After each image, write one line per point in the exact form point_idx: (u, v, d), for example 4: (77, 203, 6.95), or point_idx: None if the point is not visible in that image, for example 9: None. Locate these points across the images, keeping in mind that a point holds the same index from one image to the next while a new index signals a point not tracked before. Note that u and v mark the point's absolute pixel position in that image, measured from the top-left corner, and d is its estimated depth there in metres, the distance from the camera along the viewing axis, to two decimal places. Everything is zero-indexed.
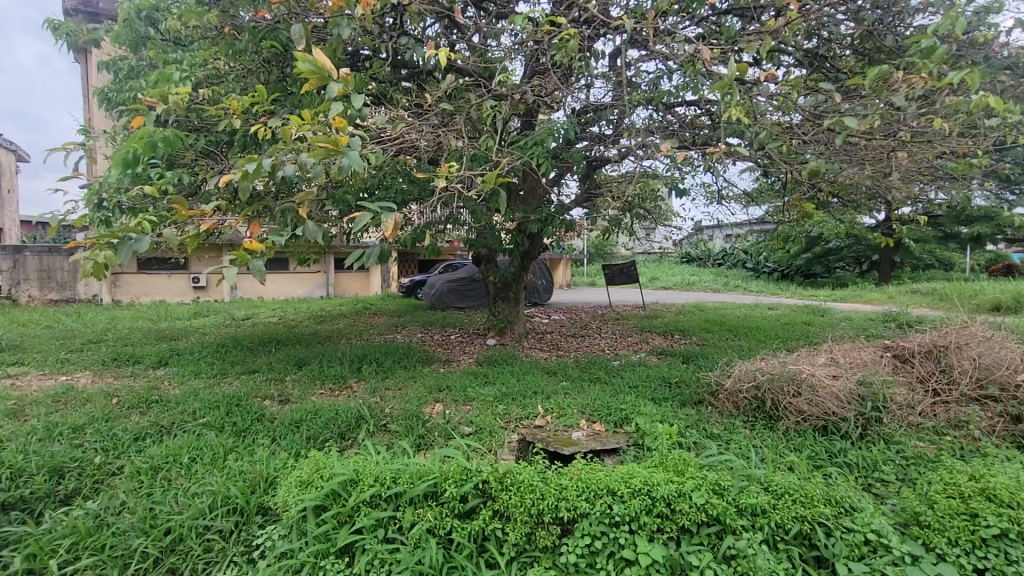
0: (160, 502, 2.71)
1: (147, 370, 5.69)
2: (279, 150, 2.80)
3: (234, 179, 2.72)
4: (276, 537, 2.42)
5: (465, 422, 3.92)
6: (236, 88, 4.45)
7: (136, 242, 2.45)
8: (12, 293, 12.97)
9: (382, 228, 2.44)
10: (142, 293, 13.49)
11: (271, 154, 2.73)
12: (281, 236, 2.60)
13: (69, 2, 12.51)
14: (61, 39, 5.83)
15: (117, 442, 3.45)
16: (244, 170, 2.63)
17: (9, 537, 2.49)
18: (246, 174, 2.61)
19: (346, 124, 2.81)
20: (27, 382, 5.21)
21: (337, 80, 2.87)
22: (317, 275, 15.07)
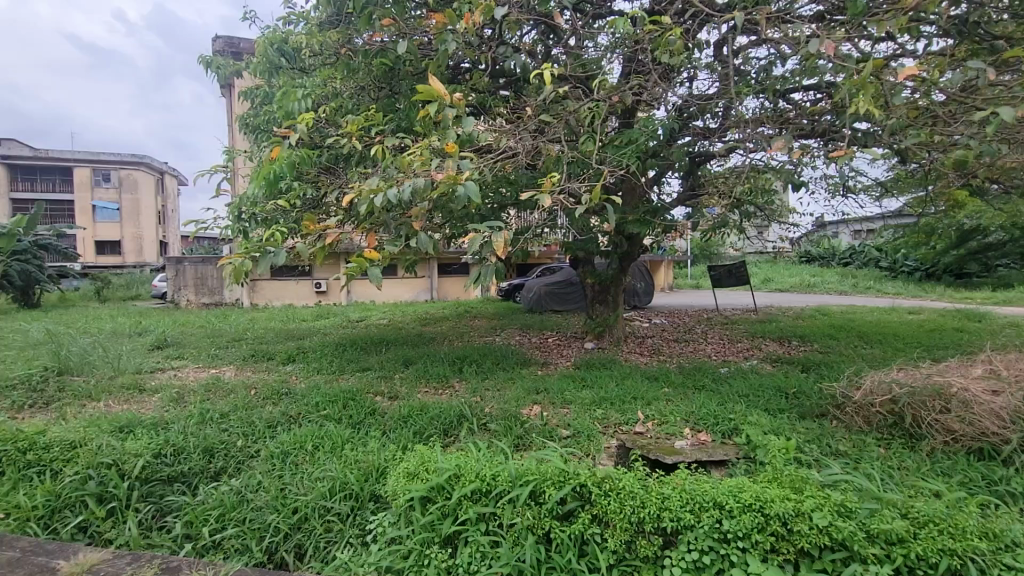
0: (289, 483, 3.01)
1: (279, 366, 6.38)
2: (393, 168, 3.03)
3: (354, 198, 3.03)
4: (387, 524, 2.57)
5: (564, 425, 3.90)
6: (352, 108, 4.84)
7: (276, 256, 2.82)
8: (175, 298, 15.20)
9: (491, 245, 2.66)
10: (275, 297, 15.15)
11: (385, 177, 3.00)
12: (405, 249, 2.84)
13: (217, 44, 14.41)
14: (212, 73, 6.73)
15: (255, 428, 3.91)
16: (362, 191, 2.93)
17: (174, 505, 2.94)
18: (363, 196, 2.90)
19: (457, 149, 2.97)
20: (187, 374, 6.07)
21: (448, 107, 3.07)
22: (422, 280, 15.95)
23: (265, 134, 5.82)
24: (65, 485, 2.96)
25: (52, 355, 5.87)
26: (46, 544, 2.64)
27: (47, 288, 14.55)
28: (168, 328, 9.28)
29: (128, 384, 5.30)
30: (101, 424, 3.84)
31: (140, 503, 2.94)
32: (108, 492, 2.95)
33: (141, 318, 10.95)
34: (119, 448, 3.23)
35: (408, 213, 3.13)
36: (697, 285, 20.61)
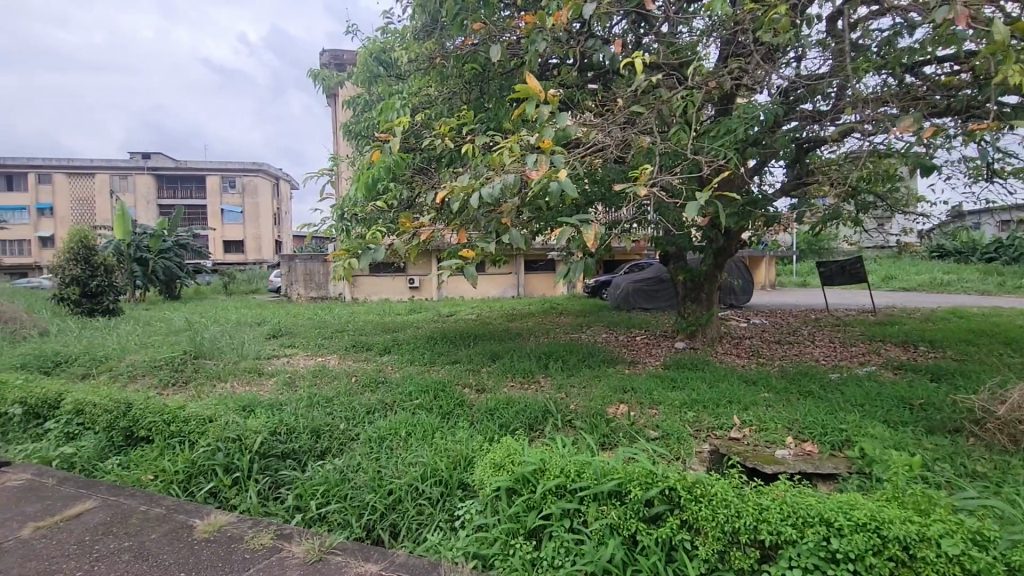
0: (385, 466, 3.20)
1: (376, 356, 6.81)
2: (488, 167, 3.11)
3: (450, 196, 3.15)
4: (474, 511, 2.66)
5: (652, 426, 3.79)
6: (444, 110, 5.03)
7: (376, 251, 3.02)
8: (287, 292, 16.68)
9: (585, 239, 2.64)
10: (373, 292, 16.14)
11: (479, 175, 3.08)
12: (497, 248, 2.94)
13: (325, 57, 15.59)
14: (320, 85, 7.30)
15: (355, 413, 4.21)
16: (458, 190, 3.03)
17: (287, 478, 3.25)
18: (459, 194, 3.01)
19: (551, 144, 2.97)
20: (297, 360, 6.67)
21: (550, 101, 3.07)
22: (509, 276, 16.21)
23: (365, 140, 6.22)
24: (200, 455, 3.37)
25: (189, 341, 6.72)
26: (186, 504, 3.03)
27: (185, 282, 16.63)
28: (282, 319, 10.25)
29: (250, 369, 5.94)
30: (228, 403, 4.34)
31: (259, 474, 3.27)
32: (233, 463, 3.32)
33: (260, 310, 12.18)
34: (242, 424, 3.63)
35: (500, 210, 3.20)
36: (802, 282, 19.04)
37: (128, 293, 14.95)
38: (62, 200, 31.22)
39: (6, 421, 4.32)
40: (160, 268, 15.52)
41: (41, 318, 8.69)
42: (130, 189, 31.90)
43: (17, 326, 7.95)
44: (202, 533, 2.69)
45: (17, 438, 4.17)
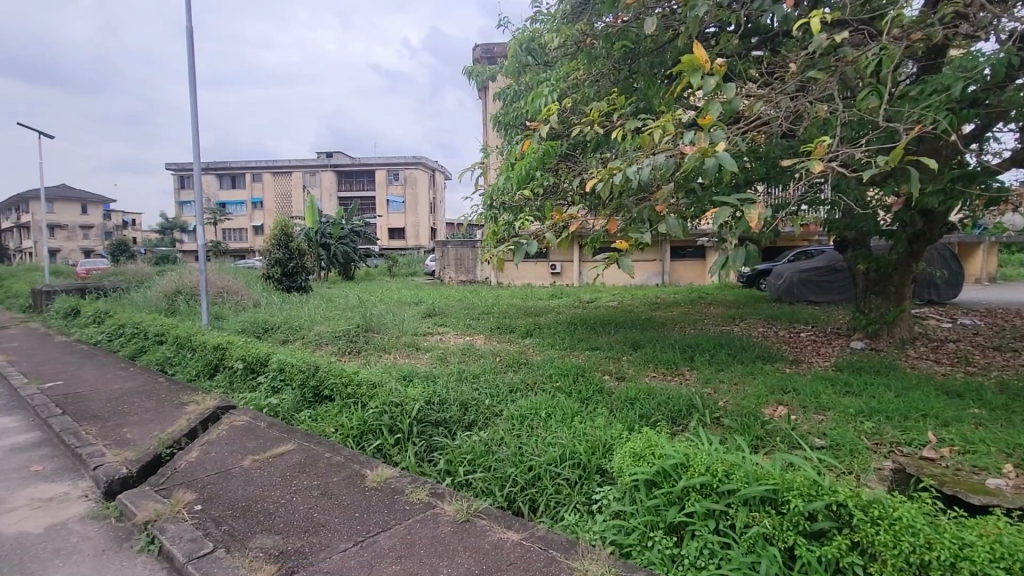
0: (526, 443, 3.33)
1: (519, 338, 7.09)
2: (641, 153, 3.01)
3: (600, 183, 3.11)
4: (612, 498, 2.64)
5: (818, 433, 3.38)
6: (593, 93, 4.98)
7: (529, 246, 3.08)
8: (440, 275, 18.09)
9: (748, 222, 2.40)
10: (517, 277, 16.75)
11: (630, 161, 2.99)
12: (645, 234, 2.84)
13: (477, 52, 16.40)
14: (473, 80, 7.67)
15: (499, 390, 4.45)
16: (608, 177, 2.98)
17: (439, 444, 3.55)
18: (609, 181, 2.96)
19: (711, 120, 2.76)
20: (448, 338, 7.23)
21: (709, 74, 2.83)
22: (654, 263, 15.62)
23: (515, 129, 6.42)
24: (369, 415, 3.85)
25: (362, 316, 7.69)
26: (359, 456, 3.50)
27: (358, 265, 19.01)
28: (436, 300, 11.19)
29: (410, 343, 6.59)
30: (392, 372, 4.88)
31: (416, 437, 3.63)
32: (396, 425, 3.72)
33: (418, 291, 13.42)
34: (403, 392, 4.05)
35: (653, 196, 3.07)
36: None
37: (316, 274, 17.56)
38: (269, 196, 37.64)
39: (233, 373, 5.41)
40: (339, 253, 17.94)
41: (256, 292, 10.65)
42: (317, 184, 37.22)
43: (240, 298, 9.84)
44: (372, 482, 3.09)
45: (240, 387, 5.19)
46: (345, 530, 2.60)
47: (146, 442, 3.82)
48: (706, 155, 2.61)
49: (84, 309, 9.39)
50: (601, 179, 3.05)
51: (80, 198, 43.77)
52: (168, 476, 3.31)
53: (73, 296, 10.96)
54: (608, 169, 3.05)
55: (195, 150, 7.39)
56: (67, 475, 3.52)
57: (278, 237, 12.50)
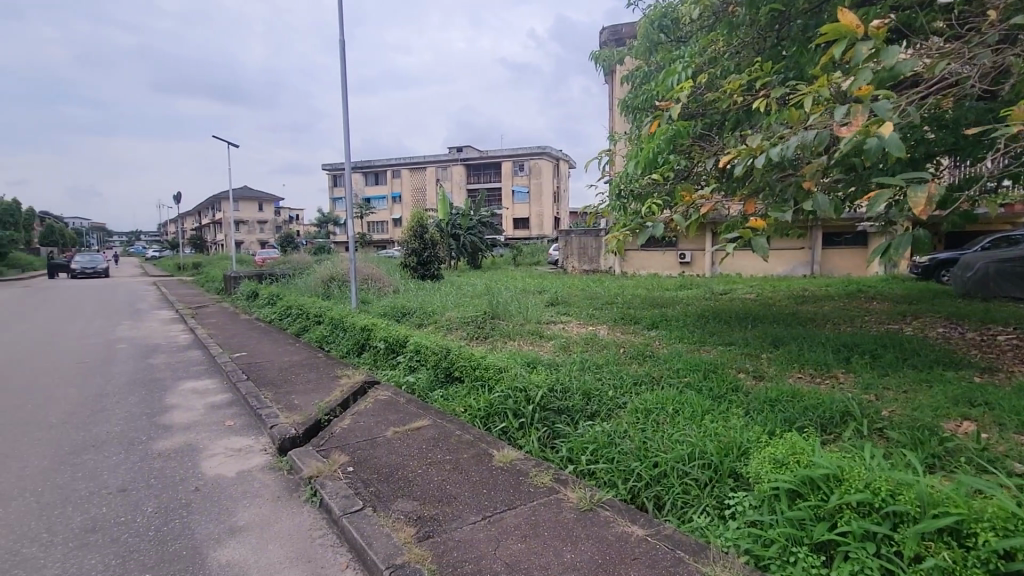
0: (651, 438, 3.21)
1: (645, 330, 6.86)
2: (786, 130, 2.72)
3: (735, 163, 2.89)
4: (747, 505, 2.44)
5: (1019, 459, 2.80)
6: (733, 67, 4.59)
7: (653, 228, 3.04)
8: (563, 264, 18.16)
9: (913, 204, 2.06)
10: (642, 266, 16.19)
11: (771, 138, 2.73)
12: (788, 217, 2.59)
13: (604, 36, 16.02)
14: (601, 64, 7.41)
15: (623, 382, 4.35)
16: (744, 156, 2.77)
17: (562, 432, 3.57)
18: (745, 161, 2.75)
19: (872, 88, 2.40)
20: (571, 328, 7.24)
21: (873, 36, 2.44)
22: (801, 252, 14.06)
23: (644, 112, 6.17)
24: (495, 399, 4.00)
25: (489, 303, 8.02)
26: (485, 436, 3.67)
27: (485, 254, 19.82)
28: (559, 289, 11.28)
29: (534, 331, 6.73)
30: (518, 358, 5.03)
31: (539, 423, 3.68)
32: (520, 409, 3.82)
33: (540, 280, 13.60)
34: (526, 378, 4.15)
35: (799, 174, 2.77)
36: None
37: (447, 262, 18.70)
38: (406, 191, 40.80)
39: (377, 352, 5.99)
40: (468, 242, 18.88)
41: (395, 279, 11.66)
42: (448, 178, 39.44)
43: (382, 285, 10.84)
44: (498, 462, 3.22)
45: (382, 365, 5.73)
46: (474, 504, 2.75)
47: (309, 408, 4.40)
48: (864, 128, 2.29)
49: (262, 292, 11.05)
50: (735, 159, 2.84)
51: (258, 198, 51.43)
52: (326, 438, 3.79)
53: (254, 281, 12.97)
54: (744, 147, 2.83)
55: (347, 151, 8.26)
56: (250, 431, 4.19)
57: (415, 228, 13.48)
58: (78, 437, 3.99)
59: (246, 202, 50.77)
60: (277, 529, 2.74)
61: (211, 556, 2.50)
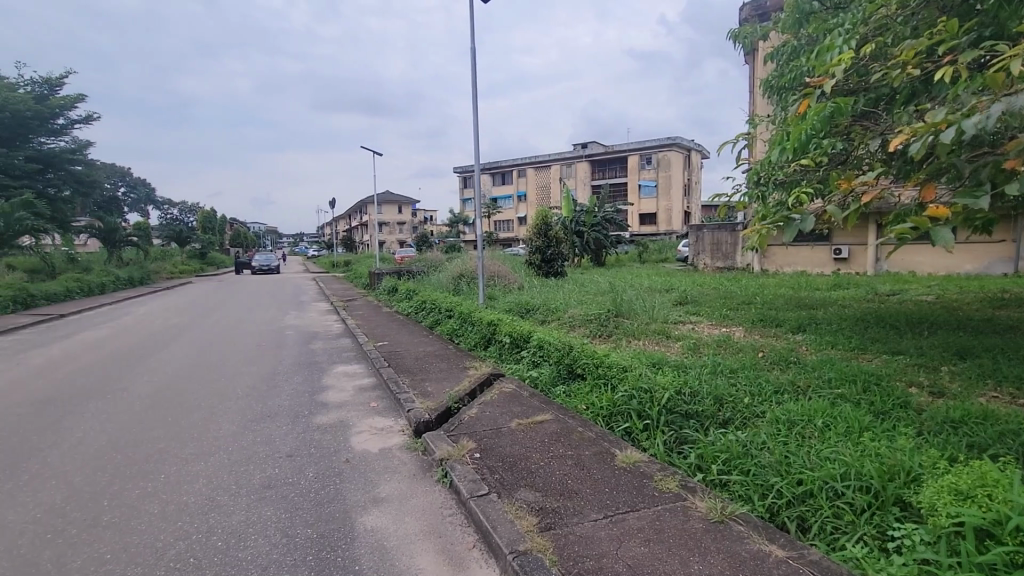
0: (795, 453, 2.90)
1: (788, 333, 6.22)
2: (982, 99, 2.26)
3: (909, 144, 2.48)
4: (918, 540, 2.09)
5: None
6: (907, 31, 3.94)
7: (801, 222, 2.75)
8: (694, 262, 17.16)
9: None
10: (787, 263, 14.73)
11: (962, 111, 2.29)
12: (984, 204, 2.15)
13: (745, 13, 14.81)
14: (739, 43, 6.75)
15: (762, 390, 4.00)
16: (923, 133, 2.35)
17: (690, 437, 3.38)
18: (924, 140, 2.34)
19: None
20: (702, 328, 6.81)
21: None
22: (1000, 246, 11.71)
23: (792, 92, 5.56)
24: (619, 398, 3.91)
25: (613, 301, 7.87)
26: (607, 435, 3.60)
27: (609, 251, 19.48)
28: (689, 287, 10.68)
29: (660, 331, 6.47)
30: (643, 358, 4.88)
31: (665, 426, 3.51)
32: (645, 411, 3.68)
33: (668, 278, 13.01)
34: (652, 378, 3.99)
35: (1000, 151, 2.29)
36: None
37: (570, 259, 18.72)
38: (531, 190, 41.66)
39: (502, 346, 6.20)
40: (592, 239, 18.73)
41: (520, 276, 11.97)
42: (573, 175, 39.47)
43: (508, 281, 11.20)
44: (621, 462, 3.15)
45: (507, 359, 5.92)
46: (596, 501, 2.73)
47: (441, 396, 4.72)
48: None
49: (401, 287, 12.06)
50: (909, 138, 2.44)
51: (398, 201, 56.20)
52: (456, 425, 4.02)
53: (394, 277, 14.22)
54: (923, 123, 2.41)
55: (477, 153, 8.68)
56: (390, 413, 4.61)
57: (539, 226, 13.71)
58: (257, 408, 4.73)
59: (388, 205, 55.78)
60: (413, 504, 2.98)
61: (358, 520, 2.80)
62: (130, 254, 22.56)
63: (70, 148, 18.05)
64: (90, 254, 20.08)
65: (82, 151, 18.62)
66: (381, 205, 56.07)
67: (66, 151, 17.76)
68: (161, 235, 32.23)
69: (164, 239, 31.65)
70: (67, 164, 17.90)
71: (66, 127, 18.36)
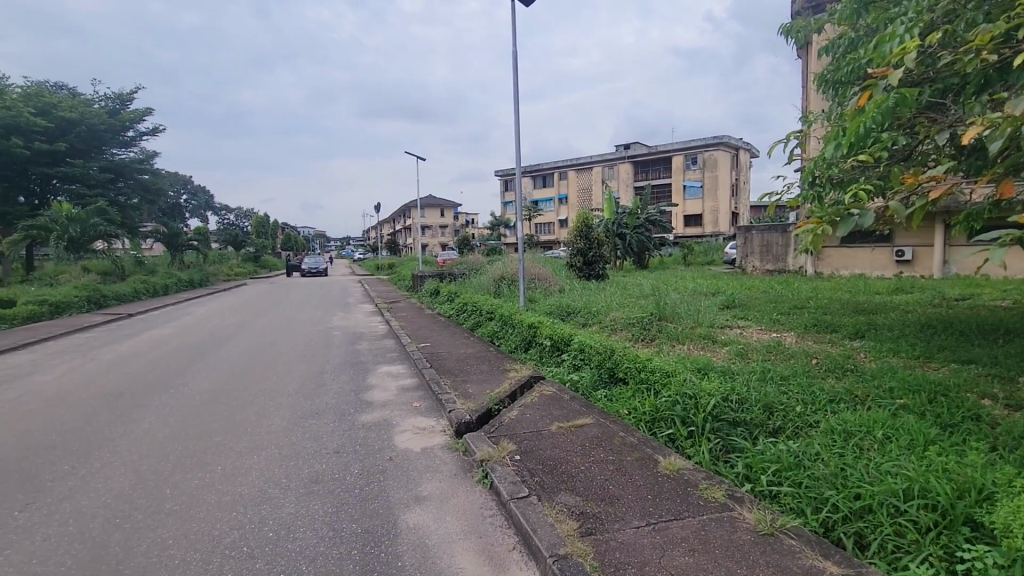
0: (852, 465, 2.75)
1: (844, 339, 5.92)
2: None
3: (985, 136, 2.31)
4: (989, 563, 1.94)
5: None
6: (979, 17, 3.67)
7: (862, 218, 2.61)
8: (742, 264, 16.57)
9: None
10: (843, 266, 14.00)
11: None
12: None
13: (797, 6, 14.25)
14: (791, 37, 6.50)
15: (815, 398, 3.82)
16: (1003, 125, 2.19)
17: (737, 446, 3.26)
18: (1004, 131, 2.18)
19: None
20: (750, 333, 6.57)
21: None
22: None
23: (849, 86, 5.29)
24: (662, 404, 3.82)
25: (656, 304, 7.71)
26: (650, 441, 3.52)
27: (652, 253, 19.12)
28: (736, 290, 10.34)
29: (706, 335, 6.29)
30: (688, 363, 4.75)
31: (710, 433, 3.40)
32: (689, 417, 3.58)
33: (714, 281, 12.64)
34: (697, 384, 3.88)
35: None
36: None
37: (613, 262, 18.47)
38: (573, 192, 41.45)
39: (543, 348, 6.19)
40: (635, 242, 18.42)
41: (561, 279, 11.91)
42: (615, 177, 39.00)
43: (549, 284, 11.17)
44: (664, 469, 3.08)
45: (548, 362, 5.90)
46: (638, 508, 2.68)
47: (482, 397, 4.75)
48: None
49: (443, 289, 12.23)
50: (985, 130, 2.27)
51: (440, 205, 57.09)
52: (497, 426, 4.04)
53: (437, 280, 14.45)
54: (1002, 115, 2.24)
55: (518, 156, 8.71)
56: (432, 414, 4.68)
57: (580, 228, 13.60)
58: (307, 405, 4.91)
59: (431, 209, 56.72)
60: (454, 503, 3.01)
61: (401, 517, 2.85)
62: (191, 257, 23.87)
63: (138, 158, 19.31)
64: (155, 258, 21.41)
65: (149, 161, 19.88)
66: (424, 208, 57.17)
67: (134, 161, 19.00)
68: (218, 239, 33.97)
69: (222, 245, 33.37)
70: (135, 174, 19.16)
71: (135, 139, 19.66)
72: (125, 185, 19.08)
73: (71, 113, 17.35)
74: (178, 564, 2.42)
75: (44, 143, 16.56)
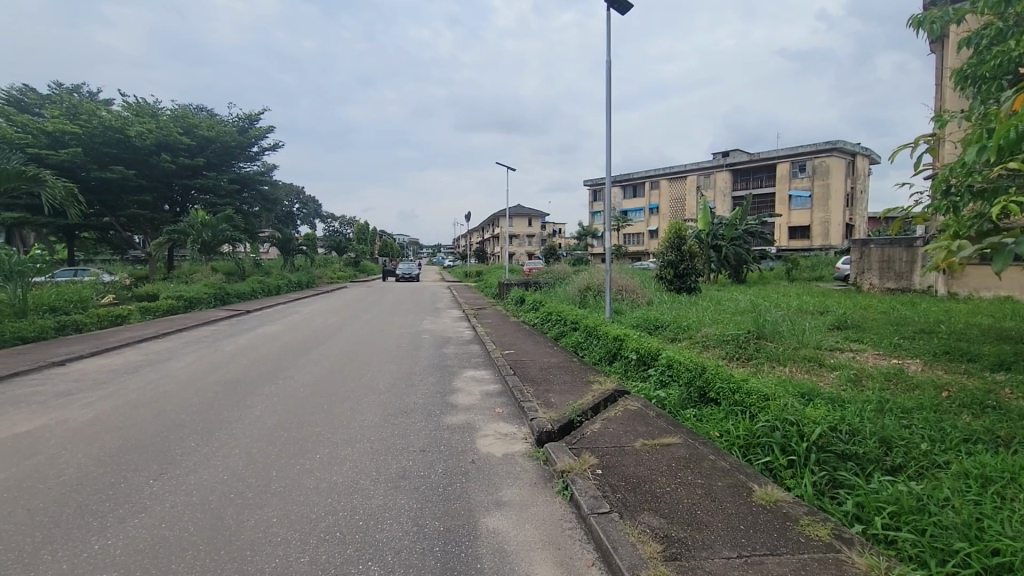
0: (991, 516, 2.38)
1: (984, 371, 5.15)
2: None
3: None
4: None
5: None
6: None
7: (1016, 247, 2.26)
8: (857, 281, 15.06)
9: None
10: (984, 286, 12.27)
11: None
12: None
13: None
14: (924, 30, 5.82)
15: (945, 436, 3.35)
16: None
17: (846, 482, 2.94)
18: None
19: None
20: (865, 358, 5.93)
21: None
22: None
23: (994, 83, 4.63)
24: (759, 429, 3.55)
25: (753, 321, 7.21)
26: (744, 467, 3.28)
27: (750, 267, 17.95)
28: (848, 310, 9.39)
29: (811, 357, 5.77)
30: (789, 387, 4.39)
31: (815, 465, 3.10)
32: (790, 445, 3.29)
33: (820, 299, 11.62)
34: (801, 411, 3.56)
35: None
36: None
37: (706, 275, 17.58)
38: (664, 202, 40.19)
39: (628, 362, 6.01)
40: (731, 254, 17.38)
41: (650, 291, 11.53)
42: (711, 187, 37.27)
43: (636, 296, 10.85)
44: (759, 499, 2.86)
45: (633, 376, 5.71)
46: (729, 537, 2.51)
47: (564, 408, 4.71)
48: None
49: (528, 298, 12.32)
50: None
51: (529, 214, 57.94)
52: (579, 438, 3.98)
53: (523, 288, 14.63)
54: None
55: (608, 165, 8.60)
56: (514, 420, 4.72)
57: (672, 239, 13.12)
58: (396, 403, 5.16)
59: (519, 218, 57.61)
60: (533, 512, 3.00)
61: (481, 520, 2.90)
62: (301, 260, 26.13)
63: (260, 172, 21.51)
64: (272, 260, 23.74)
65: (269, 173, 22.10)
66: (513, 218, 58.27)
67: (256, 173, 21.16)
68: (326, 244, 36.96)
69: (328, 249, 36.36)
70: (258, 185, 21.36)
71: (258, 153, 21.90)
72: (249, 195, 21.32)
73: (208, 131, 19.70)
74: (280, 542, 2.63)
75: (187, 158, 18.99)
